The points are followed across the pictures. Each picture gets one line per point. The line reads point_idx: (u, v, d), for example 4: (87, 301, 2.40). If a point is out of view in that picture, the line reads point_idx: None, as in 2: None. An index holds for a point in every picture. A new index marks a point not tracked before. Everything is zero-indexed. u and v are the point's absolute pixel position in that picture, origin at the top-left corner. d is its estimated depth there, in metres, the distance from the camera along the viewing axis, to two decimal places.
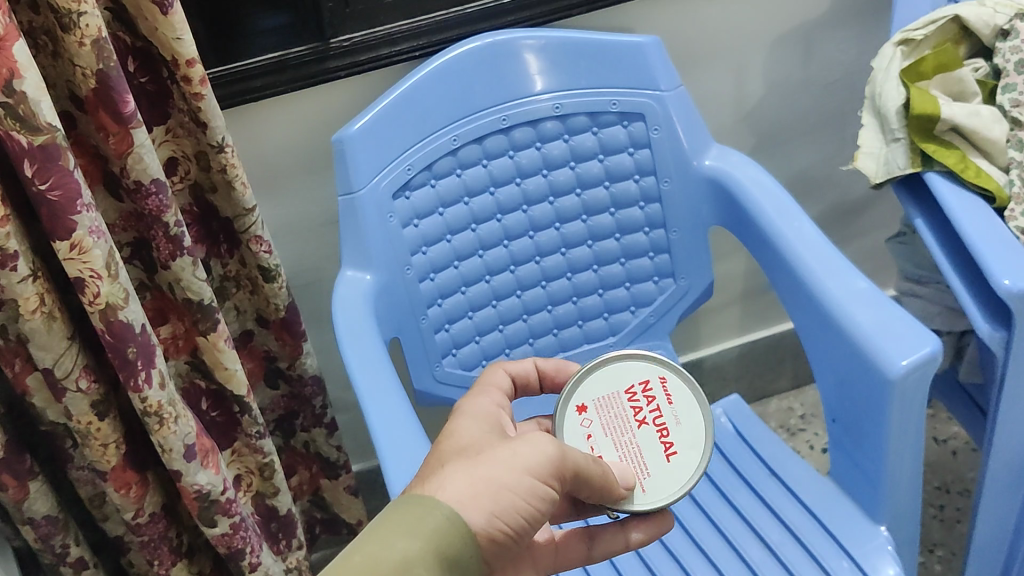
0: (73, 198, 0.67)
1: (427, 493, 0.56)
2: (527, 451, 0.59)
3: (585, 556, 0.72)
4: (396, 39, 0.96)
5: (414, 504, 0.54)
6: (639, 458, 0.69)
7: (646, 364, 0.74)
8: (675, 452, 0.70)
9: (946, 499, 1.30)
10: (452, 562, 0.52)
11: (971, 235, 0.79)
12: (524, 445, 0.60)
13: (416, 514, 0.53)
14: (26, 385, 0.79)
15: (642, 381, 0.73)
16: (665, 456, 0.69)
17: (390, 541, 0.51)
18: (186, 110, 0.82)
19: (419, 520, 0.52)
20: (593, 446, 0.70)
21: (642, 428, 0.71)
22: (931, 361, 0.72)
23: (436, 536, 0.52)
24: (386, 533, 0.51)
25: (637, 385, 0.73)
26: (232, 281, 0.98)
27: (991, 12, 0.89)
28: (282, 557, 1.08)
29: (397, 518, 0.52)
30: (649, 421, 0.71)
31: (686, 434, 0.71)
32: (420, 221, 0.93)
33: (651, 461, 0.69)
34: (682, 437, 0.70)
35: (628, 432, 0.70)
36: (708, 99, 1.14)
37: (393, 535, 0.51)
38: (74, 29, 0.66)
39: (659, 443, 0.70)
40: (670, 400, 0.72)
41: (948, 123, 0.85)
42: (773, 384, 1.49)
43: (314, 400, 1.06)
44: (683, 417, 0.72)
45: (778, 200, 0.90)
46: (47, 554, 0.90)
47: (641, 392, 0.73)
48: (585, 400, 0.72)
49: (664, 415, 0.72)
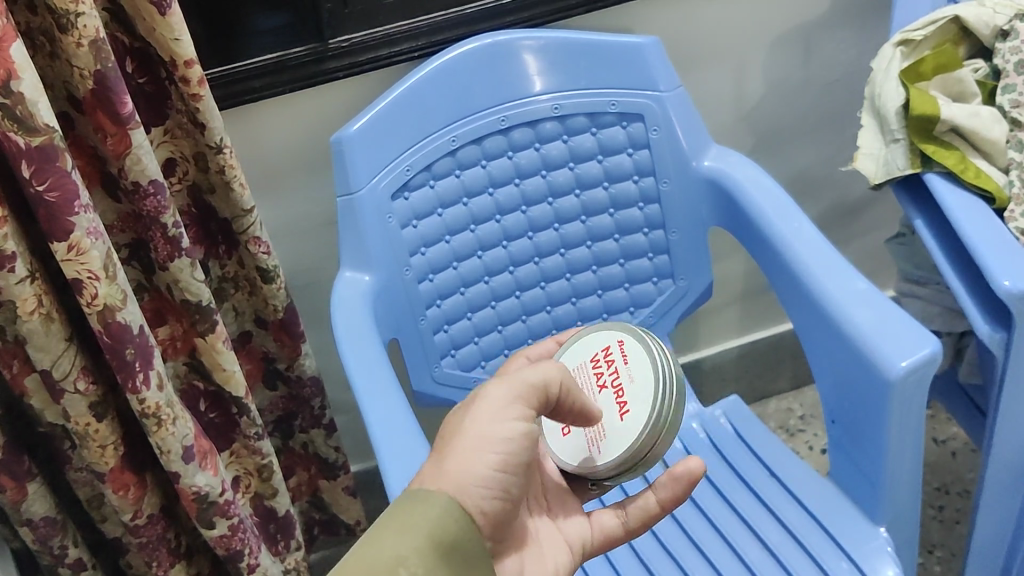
0: (71, 199, 0.67)
1: (425, 487, 0.57)
2: (488, 407, 0.60)
3: (622, 526, 0.71)
4: (394, 40, 0.96)
5: (411, 500, 0.55)
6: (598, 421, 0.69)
7: (610, 332, 0.73)
8: (629, 409, 0.68)
9: (946, 500, 1.30)
10: (453, 551, 0.53)
11: (971, 236, 0.79)
12: (483, 404, 0.60)
13: (412, 512, 0.54)
14: (24, 386, 0.79)
15: (604, 347, 0.72)
16: (619, 415, 0.68)
17: (384, 540, 0.52)
18: (184, 111, 0.82)
19: (413, 516, 0.53)
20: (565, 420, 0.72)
21: (603, 392, 0.70)
22: (931, 362, 0.72)
23: (433, 530, 0.53)
24: (382, 532, 0.53)
25: (600, 352, 0.72)
26: (231, 282, 0.98)
27: (990, 12, 0.89)
28: (282, 558, 1.07)
29: (392, 517, 0.54)
30: (607, 384, 0.70)
31: (641, 388, 0.68)
32: (419, 221, 0.92)
33: (607, 421, 0.69)
34: (636, 394, 0.68)
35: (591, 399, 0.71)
36: (708, 100, 1.14)
37: (387, 534, 0.52)
38: (72, 29, 0.66)
39: (615, 404, 0.69)
40: (627, 359, 0.70)
41: (948, 123, 0.85)
42: (772, 385, 1.48)
43: (314, 400, 1.06)
44: (637, 372, 0.69)
45: (778, 200, 0.90)
46: (46, 556, 0.89)
47: (603, 358, 0.72)
48: None
49: (619, 375, 0.70)
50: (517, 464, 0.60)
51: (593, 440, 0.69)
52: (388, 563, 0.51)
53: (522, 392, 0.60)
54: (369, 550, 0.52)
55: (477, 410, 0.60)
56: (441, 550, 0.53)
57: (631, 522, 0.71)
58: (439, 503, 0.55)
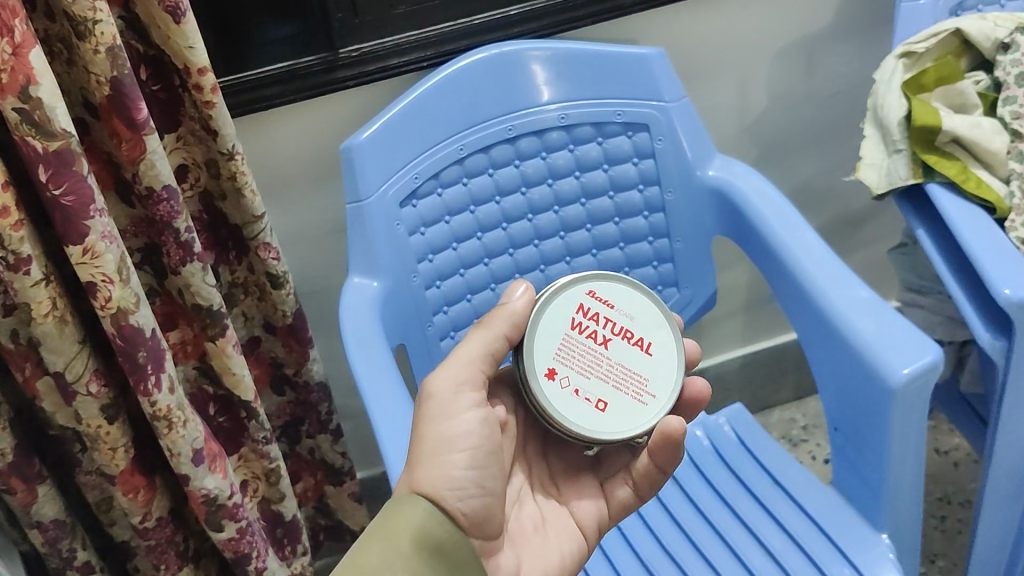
0: (87, 203, 0.68)
1: (405, 494, 0.62)
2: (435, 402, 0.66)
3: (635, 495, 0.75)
4: (409, 49, 0.97)
5: (395, 511, 0.60)
6: (629, 378, 0.69)
7: (565, 295, 0.69)
8: (649, 342, 0.70)
9: (947, 510, 1.30)
10: (436, 550, 0.59)
11: (971, 245, 0.80)
12: (431, 403, 0.66)
13: (399, 518, 0.59)
14: (35, 390, 0.80)
15: (577, 309, 0.69)
16: (646, 351, 0.70)
17: (370, 549, 0.57)
18: (196, 118, 0.83)
19: (395, 524, 0.59)
20: (583, 396, 0.67)
21: (610, 345, 0.69)
22: (931, 369, 0.73)
23: (417, 532, 0.58)
24: (370, 539, 0.58)
25: (575, 316, 0.69)
26: (241, 287, 0.98)
27: (991, 25, 0.91)
28: (287, 563, 1.07)
29: (379, 527, 0.59)
30: (612, 338, 0.69)
31: (644, 321, 0.71)
32: (427, 229, 0.94)
33: (641, 366, 0.69)
34: (642, 324, 0.71)
35: (604, 358, 0.69)
36: (711, 111, 1.15)
37: (373, 543, 0.57)
38: (89, 36, 0.67)
39: (636, 347, 0.70)
40: (609, 303, 0.70)
41: (949, 134, 0.86)
42: (775, 395, 1.49)
43: (320, 406, 1.07)
44: (632, 310, 0.71)
45: (780, 209, 0.91)
46: (54, 559, 0.90)
47: (584, 318, 0.69)
48: (547, 366, 0.67)
49: (617, 321, 0.70)
50: (480, 452, 0.65)
51: (638, 392, 0.68)
52: (376, 567, 0.56)
53: (462, 374, 0.66)
54: (355, 559, 0.57)
55: (428, 406, 0.66)
56: (425, 551, 0.58)
57: (641, 489, 0.75)
58: (422, 505, 0.60)
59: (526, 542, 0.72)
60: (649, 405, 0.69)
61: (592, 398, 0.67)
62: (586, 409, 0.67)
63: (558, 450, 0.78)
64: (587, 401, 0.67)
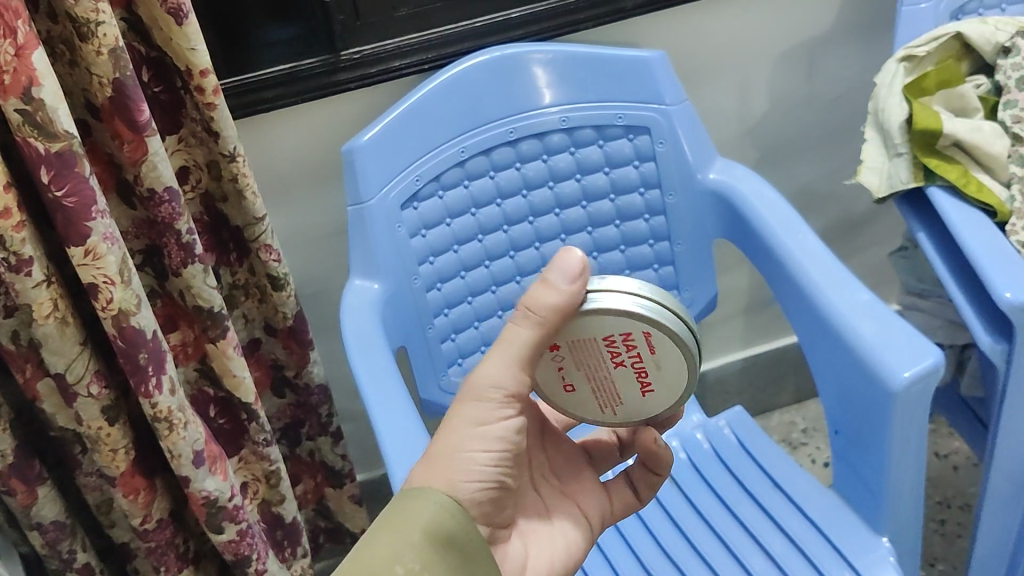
0: (89, 204, 0.68)
1: (417, 483, 0.59)
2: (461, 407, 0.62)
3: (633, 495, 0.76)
4: (410, 51, 0.98)
5: (404, 503, 0.57)
6: (613, 391, 0.66)
7: (621, 318, 0.61)
8: (652, 388, 0.66)
9: (947, 514, 1.30)
10: (449, 543, 0.56)
11: (971, 248, 0.80)
12: None
13: (407, 509, 0.56)
14: (36, 391, 0.80)
15: (623, 332, 0.62)
16: (641, 390, 0.66)
17: (379, 541, 0.54)
18: (198, 120, 0.83)
19: (405, 516, 0.55)
20: (563, 376, 0.66)
21: (619, 368, 0.65)
22: (932, 373, 0.73)
23: (428, 525, 0.55)
24: (378, 532, 0.55)
25: (616, 334, 0.62)
26: (241, 289, 0.98)
27: (992, 30, 0.91)
28: (287, 565, 1.07)
29: (388, 519, 0.56)
30: (627, 364, 0.65)
31: (668, 376, 0.65)
32: (428, 231, 0.94)
33: (626, 393, 0.66)
34: (663, 377, 0.65)
35: (607, 369, 0.65)
36: (711, 115, 1.15)
37: (382, 535, 0.55)
38: (92, 38, 0.67)
39: (637, 381, 0.66)
40: (650, 349, 0.63)
41: (949, 138, 0.86)
42: (775, 399, 1.49)
43: (320, 408, 1.07)
44: (665, 361, 0.64)
45: (781, 212, 0.91)
46: (54, 560, 0.90)
47: (620, 341, 0.63)
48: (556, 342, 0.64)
49: (643, 360, 0.64)
50: None
51: (605, 403, 0.67)
52: (383, 562, 0.53)
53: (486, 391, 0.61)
54: (362, 554, 0.54)
55: None
56: (437, 544, 0.55)
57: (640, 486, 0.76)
58: (434, 497, 0.57)
59: (533, 531, 0.69)
60: (607, 414, 0.68)
61: (567, 381, 0.66)
62: (554, 384, 0.67)
63: (557, 443, 0.74)
64: (561, 379, 0.67)
